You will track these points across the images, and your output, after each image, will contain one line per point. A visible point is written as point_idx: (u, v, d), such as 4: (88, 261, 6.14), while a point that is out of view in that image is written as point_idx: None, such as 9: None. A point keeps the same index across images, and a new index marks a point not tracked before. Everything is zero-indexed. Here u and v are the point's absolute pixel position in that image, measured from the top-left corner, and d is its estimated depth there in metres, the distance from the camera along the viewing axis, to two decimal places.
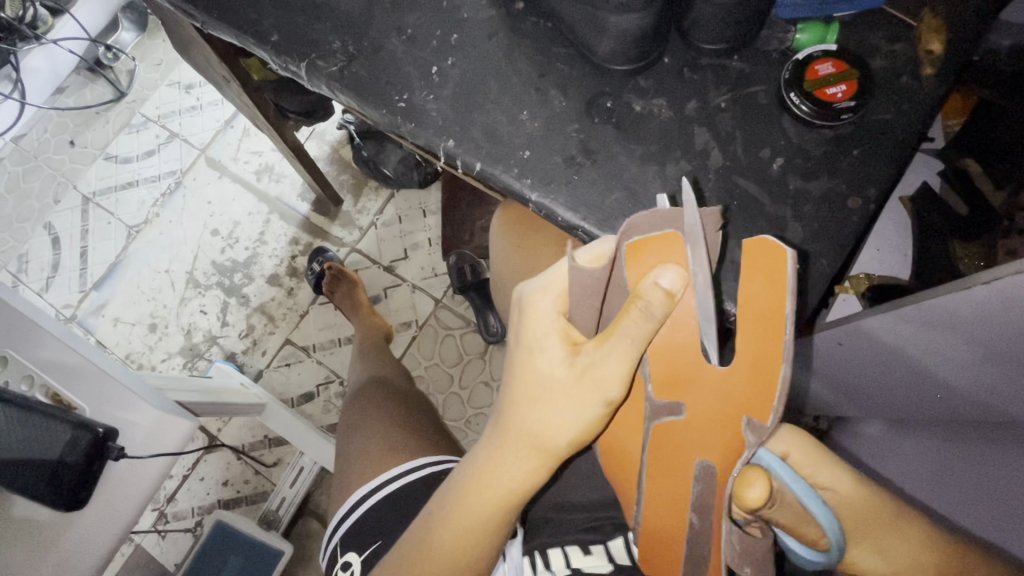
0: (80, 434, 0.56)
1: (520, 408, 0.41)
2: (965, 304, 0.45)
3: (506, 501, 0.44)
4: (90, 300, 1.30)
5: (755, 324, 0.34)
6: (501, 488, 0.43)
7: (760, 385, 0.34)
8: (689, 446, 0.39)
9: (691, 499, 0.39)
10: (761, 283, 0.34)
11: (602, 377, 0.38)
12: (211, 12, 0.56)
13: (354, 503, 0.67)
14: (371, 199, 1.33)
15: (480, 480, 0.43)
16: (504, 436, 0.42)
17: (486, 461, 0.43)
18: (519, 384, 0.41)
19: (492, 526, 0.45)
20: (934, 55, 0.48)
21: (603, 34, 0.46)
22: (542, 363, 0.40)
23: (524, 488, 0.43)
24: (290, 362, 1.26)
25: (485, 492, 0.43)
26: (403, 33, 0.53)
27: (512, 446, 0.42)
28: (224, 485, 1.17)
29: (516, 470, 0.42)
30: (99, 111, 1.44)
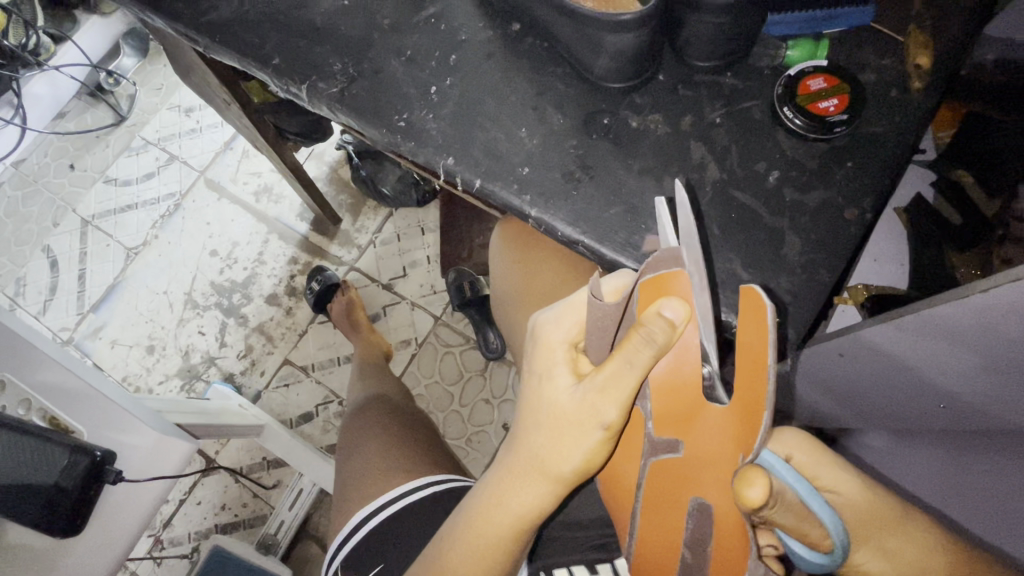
0: (78, 458, 0.55)
1: (530, 432, 0.41)
2: (962, 315, 0.46)
3: (514, 527, 0.43)
4: (87, 323, 1.30)
5: (747, 365, 0.32)
6: (510, 512, 0.43)
7: (749, 422, 0.32)
8: (686, 484, 0.37)
9: (685, 533, 0.37)
10: (753, 329, 0.31)
11: (602, 405, 0.37)
12: (213, 36, 0.57)
13: (359, 521, 0.65)
14: (369, 218, 1.34)
15: (489, 503, 0.43)
16: (513, 460, 0.42)
17: (496, 483, 0.43)
18: (530, 407, 0.41)
19: (497, 553, 0.45)
20: (923, 69, 0.48)
21: (599, 53, 0.47)
22: (549, 389, 0.40)
23: (532, 515, 0.43)
24: (289, 382, 1.26)
25: (492, 516, 0.43)
26: (402, 55, 0.54)
27: (520, 471, 0.42)
28: (221, 509, 1.15)
29: (524, 495, 0.42)
30: (99, 135, 1.46)
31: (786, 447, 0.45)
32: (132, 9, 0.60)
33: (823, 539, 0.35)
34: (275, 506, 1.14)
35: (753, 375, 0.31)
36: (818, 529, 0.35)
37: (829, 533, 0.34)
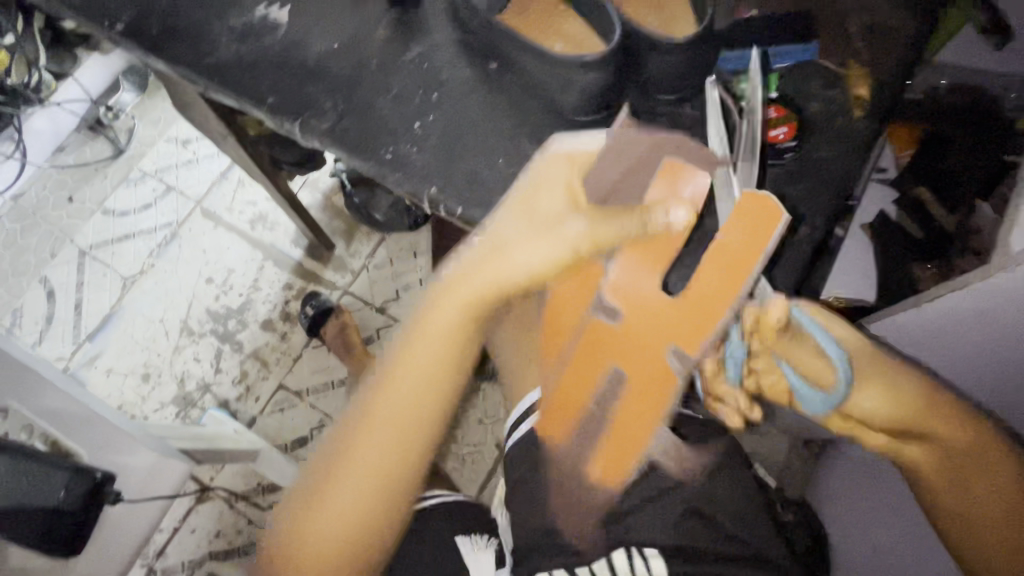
0: (79, 481, 0.58)
1: (436, 321, 0.50)
2: (970, 301, 0.49)
3: (442, 357, 0.51)
4: (83, 352, 1.32)
5: (732, 255, 0.41)
6: (449, 320, 0.49)
7: (698, 303, 0.42)
8: (625, 353, 0.45)
9: (597, 387, 0.46)
10: (742, 231, 0.41)
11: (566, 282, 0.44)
12: (212, 78, 0.61)
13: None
14: (362, 243, 1.38)
15: (438, 293, 0.49)
16: (469, 259, 0.48)
17: (452, 271, 0.49)
18: (474, 270, 0.47)
19: (424, 409, 0.52)
20: (863, 99, 0.53)
21: (567, 89, 0.52)
22: (526, 245, 0.45)
23: (463, 334, 0.50)
24: (284, 407, 1.27)
25: (435, 312, 0.49)
26: (388, 93, 0.58)
27: (472, 274, 0.47)
28: (215, 536, 1.15)
29: (466, 295, 0.48)
30: (98, 168, 1.50)
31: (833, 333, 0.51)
32: (136, 54, 0.64)
33: (831, 375, 0.47)
34: None
35: (741, 260, 0.40)
36: (827, 366, 0.47)
37: (834, 365, 0.47)
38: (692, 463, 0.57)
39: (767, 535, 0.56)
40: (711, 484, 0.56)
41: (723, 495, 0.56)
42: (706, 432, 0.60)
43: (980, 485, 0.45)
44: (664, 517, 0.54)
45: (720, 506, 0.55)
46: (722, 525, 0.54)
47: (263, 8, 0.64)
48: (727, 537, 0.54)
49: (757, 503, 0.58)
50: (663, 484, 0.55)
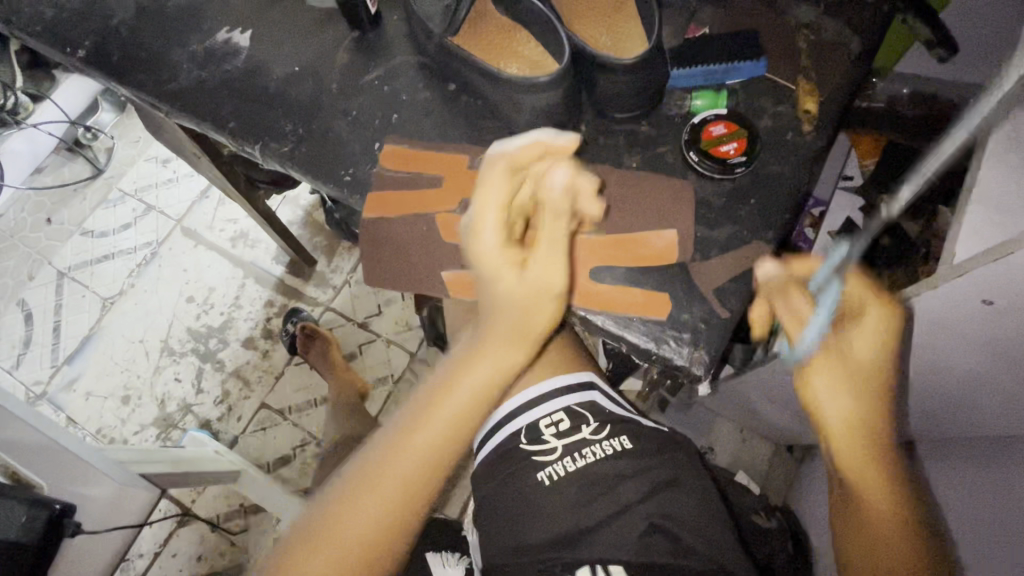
0: (40, 511, 0.63)
1: (405, 445, 0.51)
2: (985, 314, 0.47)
3: (436, 456, 0.51)
4: (61, 375, 1.30)
5: (647, 239, 0.51)
6: (466, 391, 0.51)
7: (613, 249, 0.51)
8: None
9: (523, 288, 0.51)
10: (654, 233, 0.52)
11: (528, 306, 0.48)
12: (174, 103, 0.61)
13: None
14: (343, 259, 1.38)
15: (453, 377, 0.51)
16: (489, 331, 0.50)
17: (472, 350, 0.51)
18: (460, 377, 0.51)
19: (391, 210, 0.55)
20: (811, 114, 0.54)
21: (522, 110, 0.53)
22: (493, 343, 0.50)
23: (482, 390, 0.51)
24: (266, 426, 1.26)
25: (456, 386, 0.51)
26: (348, 115, 0.59)
27: (490, 347, 0.50)
28: (198, 560, 1.14)
29: (483, 367, 0.50)
30: (76, 189, 1.49)
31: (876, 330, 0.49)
32: (99, 80, 0.64)
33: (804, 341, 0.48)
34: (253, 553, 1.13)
35: (651, 242, 0.51)
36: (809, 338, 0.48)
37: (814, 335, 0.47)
38: (652, 477, 0.56)
39: (729, 549, 0.53)
40: (671, 498, 0.55)
41: (685, 507, 0.55)
42: (674, 446, 0.60)
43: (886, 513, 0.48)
44: (625, 533, 0.53)
45: (684, 520, 0.54)
46: (685, 540, 0.53)
47: (225, 34, 0.64)
48: (687, 552, 0.52)
49: (721, 515, 0.56)
50: (627, 500, 0.55)
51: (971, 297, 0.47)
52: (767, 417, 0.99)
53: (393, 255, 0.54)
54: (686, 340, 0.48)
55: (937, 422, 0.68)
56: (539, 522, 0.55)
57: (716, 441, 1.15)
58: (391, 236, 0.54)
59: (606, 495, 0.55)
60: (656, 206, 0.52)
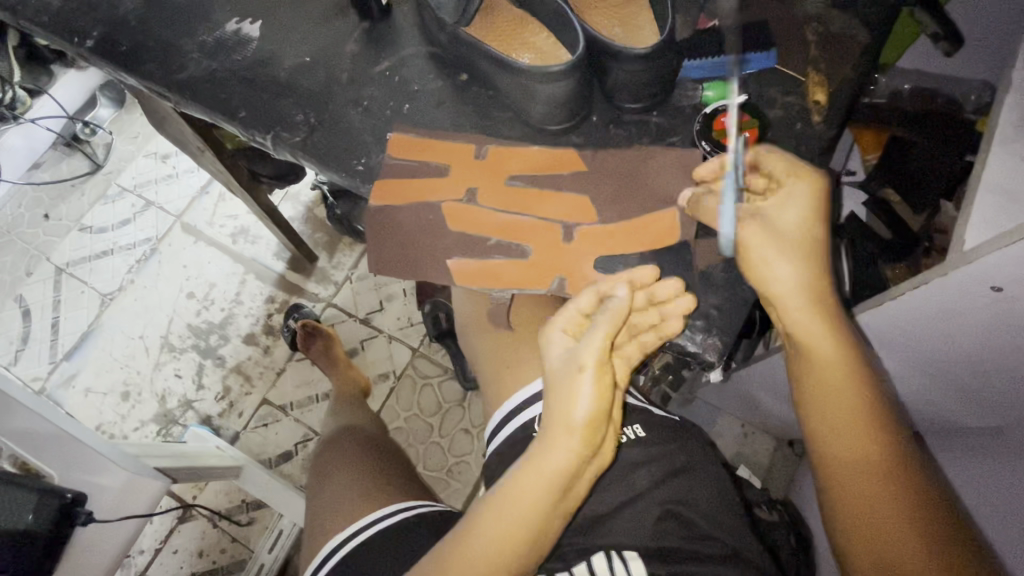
0: (49, 500, 0.63)
1: (466, 557, 0.47)
2: (993, 301, 0.48)
3: (521, 526, 0.47)
4: (60, 371, 1.29)
5: (653, 229, 0.51)
6: (547, 475, 0.46)
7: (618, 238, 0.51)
8: (537, 270, 0.51)
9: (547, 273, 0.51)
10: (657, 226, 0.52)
11: (567, 400, 0.45)
12: (183, 93, 0.61)
13: (334, 549, 0.67)
14: (345, 255, 1.38)
15: (526, 466, 0.47)
16: (554, 419, 0.46)
17: (543, 441, 0.47)
18: (538, 461, 0.46)
19: (399, 198, 0.55)
20: (821, 105, 0.55)
21: (534, 100, 0.53)
22: (563, 431, 0.45)
23: (563, 473, 0.46)
24: (267, 422, 1.25)
25: (532, 473, 0.46)
26: (359, 105, 0.59)
27: (556, 434, 0.46)
28: (199, 556, 1.13)
29: (560, 454, 0.45)
30: (75, 184, 1.49)
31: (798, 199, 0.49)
32: (107, 70, 0.64)
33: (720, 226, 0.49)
34: (255, 549, 1.12)
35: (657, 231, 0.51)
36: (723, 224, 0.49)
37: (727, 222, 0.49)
38: (665, 465, 0.57)
39: (743, 533, 0.55)
40: (686, 485, 0.56)
41: (700, 494, 0.56)
42: (682, 435, 0.60)
43: (874, 485, 0.47)
44: (642, 519, 0.54)
45: (698, 506, 0.55)
46: (699, 526, 0.54)
47: (234, 24, 0.64)
48: (701, 538, 0.53)
49: (733, 501, 0.57)
50: (640, 487, 0.56)
51: (980, 284, 0.47)
52: (768, 411, 0.99)
53: (400, 241, 0.54)
54: (699, 327, 0.49)
55: (940, 412, 0.69)
56: None
57: (716, 436, 1.16)
58: (398, 223, 0.54)
59: (620, 482, 0.56)
60: (661, 196, 0.52)
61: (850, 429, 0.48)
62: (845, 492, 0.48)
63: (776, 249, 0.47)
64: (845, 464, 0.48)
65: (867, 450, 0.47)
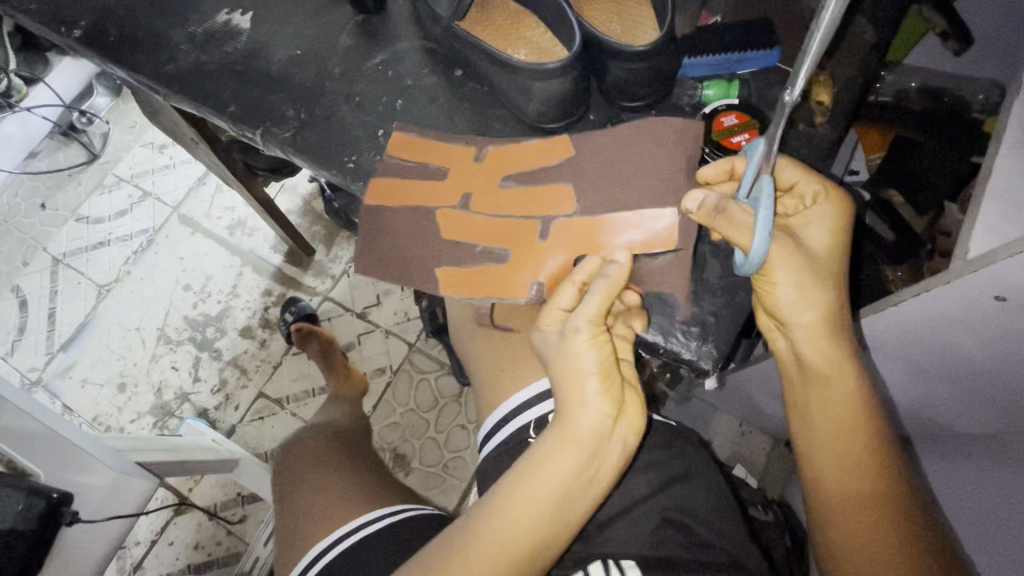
0: (35, 500, 0.63)
1: (496, 525, 0.45)
2: (1000, 312, 0.47)
3: (557, 489, 0.45)
4: (57, 362, 1.29)
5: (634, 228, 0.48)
6: (579, 434, 0.45)
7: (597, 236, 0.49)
8: (511, 276, 0.50)
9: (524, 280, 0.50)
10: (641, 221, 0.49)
11: (569, 357, 0.45)
12: (172, 86, 0.60)
13: (326, 546, 0.66)
14: (343, 249, 1.36)
15: (554, 431, 0.45)
16: (571, 375, 0.45)
17: (565, 402, 0.46)
18: (566, 420, 0.45)
19: (395, 199, 0.53)
20: (824, 105, 0.54)
21: (530, 97, 0.52)
22: (586, 390, 0.45)
23: (592, 431, 0.45)
24: (263, 415, 1.25)
25: (559, 436, 0.45)
26: (351, 100, 0.57)
27: (575, 392, 0.45)
28: (195, 548, 1.14)
29: (588, 411, 0.45)
30: (72, 174, 1.48)
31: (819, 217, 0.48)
32: (95, 61, 0.63)
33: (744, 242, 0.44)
34: (250, 542, 1.13)
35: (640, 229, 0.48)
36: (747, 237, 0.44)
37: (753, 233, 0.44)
38: (663, 471, 0.56)
39: (742, 541, 0.54)
40: (683, 491, 0.55)
41: (698, 501, 0.55)
42: (678, 439, 0.60)
43: (875, 515, 0.47)
44: (638, 526, 0.53)
45: (695, 512, 0.54)
46: (696, 533, 0.53)
47: (225, 15, 0.63)
48: (701, 545, 0.52)
49: (730, 506, 0.57)
50: (637, 494, 0.55)
51: (984, 293, 0.46)
52: (766, 411, 0.99)
53: (393, 242, 0.53)
54: (694, 333, 0.48)
55: (940, 418, 0.68)
56: None
57: (713, 434, 1.15)
58: (393, 224, 0.53)
59: (617, 488, 0.55)
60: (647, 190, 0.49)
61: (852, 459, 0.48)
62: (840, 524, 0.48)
63: (807, 272, 0.46)
64: (839, 498, 0.48)
65: (866, 486, 0.48)
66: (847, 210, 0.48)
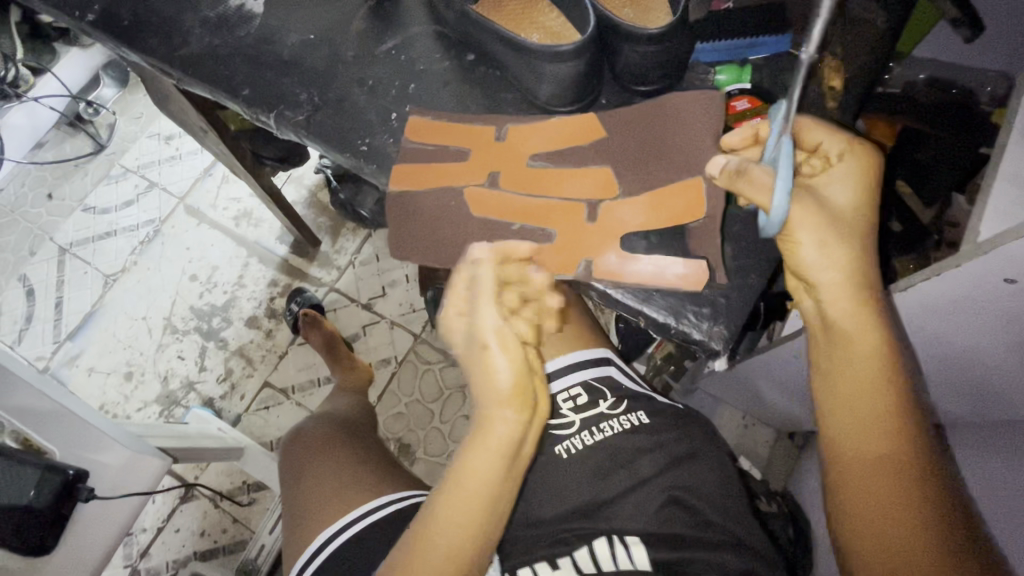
0: (50, 476, 0.64)
1: (433, 536, 0.45)
2: (1011, 298, 0.48)
3: (480, 502, 0.45)
4: (64, 351, 1.30)
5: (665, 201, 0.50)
6: (497, 442, 0.45)
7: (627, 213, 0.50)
8: (564, 252, 0.49)
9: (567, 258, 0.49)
10: (682, 198, 0.50)
11: (484, 377, 0.45)
12: (185, 70, 0.60)
13: (336, 529, 0.67)
14: (349, 240, 1.37)
15: (473, 442, 0.45)
16: (486, 388, 0.45)
17: (480, 416, 0.46)
18: (484, 432, 0.45)
19: (422, 183, 0.54)
20: (836, 91, 0.55)
21: (542, 80, 0.52)
22: (500, 404, 0.45)
23: (509, 442, 0.45)
24: (269, 405, 1.26)
25: (482, 446, 0.45)
26: (364, 85, 0.58)
27: (492, 405, 0.45)
28: (200, 536, 1.15)
29: (503, 424, 0.45)
30: (78, 164, 1.48)
31: (842, 172, 0.48)
32: (108, 46, 0.63)
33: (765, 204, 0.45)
34: (255, 530, 1.13)
35: (676, 205, 0.49)
36: (763, 198, 0.45)
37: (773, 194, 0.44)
38: (670, 451, 0.57)
39: (749, 524, 0.54)
40: (690, 473, 0.56)
41: (705, 483, 0.55)
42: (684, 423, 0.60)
43: (900, 480, 0.42)
44: (645, 505, 0.54)
45: (703, 493, 0.55)
46: (702, 513, 0.53)
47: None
48: (707, 525, 0.53)
49: (737, 488, 0.57)
50: (643, 475, 0.55)
51: (994, 276, 0.47)
52: (770, 402, 0.99)
53: (424, 225, 0.53)
54: (705, 314, 0.48)
55: (946, 407, 0.68)
56: (558, 497, 0.56)
57: (717, 426, 1.16)
58: (420, 208, 0.53)
59: (624, 470, 0.56)
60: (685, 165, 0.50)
61: (877, 418, 0.44)
62: (853, 488, 0.44)
63: (832, 231, 0.46)
64: (861, 459, 0.44)
65: (881, 448, 0.43)
66: (872, 166, 0.48)
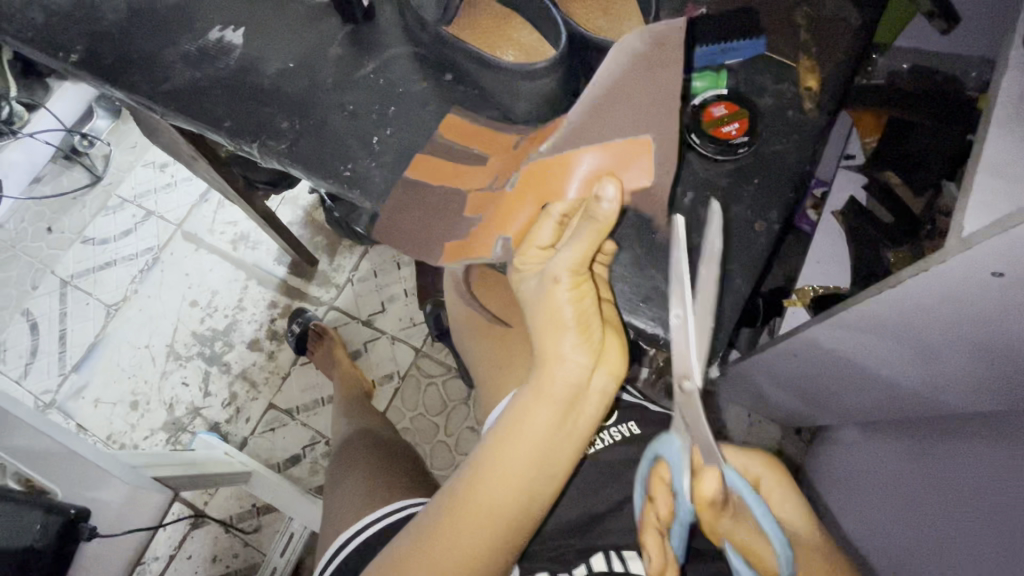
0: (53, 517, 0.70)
1: (483, 488, 0.43)
2: (1003, 292, 0.48)
3: (543, 446, 0.42)
4: (69, 383, 1.31)
5: (603, 155, 0.44)
6: (565, 380, 0.41)
7: (553, 174, 0.45)
8: (484, 233, 0.49)
9: (495, 233, 0.48)
10: (618, 155, 0.44)
11: (546, 305, 0.42)
12: (169, 104, 0.61)
13: (341, 544, 0.67)
14: (345, 257, 1.37)
15: (539, 380, 0.42)
16: (549, 321, 0.42)
17: (542, 354, 0.42)
18: (549, 371, 0.41)
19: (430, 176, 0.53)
20: (813, 91, 0.55)
21: (518, 98, 0.55)
22: (561, 338, 0.41)
23: (580, 379, 0.41)
24: (275, 426, 1.26)
25: (547, 386, 0.41)
26: (345, 110, 0.58)
27: (552, 340, 0.41)
28: (212, 561, 1.15)
29: (571, 361, 0.41)
30: (76, 197, 1.49)
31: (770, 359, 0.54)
32: (93, 85, 0.64)
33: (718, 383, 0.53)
34: (267, 552, 1.13)
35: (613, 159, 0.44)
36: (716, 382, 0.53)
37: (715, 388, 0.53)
38: None
39: None
40: None
41: None
42: None
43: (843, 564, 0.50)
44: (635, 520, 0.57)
45: None
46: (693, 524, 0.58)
47: (217, 32, 0.64)
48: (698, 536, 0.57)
49: None
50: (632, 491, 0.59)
51: (982, 269, 0.47)
52: (775, 399, 0.98)
53: (417, 218, 0.52)
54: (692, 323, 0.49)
55: (950, 399, 0.68)
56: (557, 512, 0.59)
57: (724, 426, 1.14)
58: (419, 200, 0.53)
59: (615, 483, 0.59)
60: (628, 115, 0.44)
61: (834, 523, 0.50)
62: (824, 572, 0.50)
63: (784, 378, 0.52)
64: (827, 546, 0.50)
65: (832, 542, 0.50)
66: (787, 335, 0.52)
